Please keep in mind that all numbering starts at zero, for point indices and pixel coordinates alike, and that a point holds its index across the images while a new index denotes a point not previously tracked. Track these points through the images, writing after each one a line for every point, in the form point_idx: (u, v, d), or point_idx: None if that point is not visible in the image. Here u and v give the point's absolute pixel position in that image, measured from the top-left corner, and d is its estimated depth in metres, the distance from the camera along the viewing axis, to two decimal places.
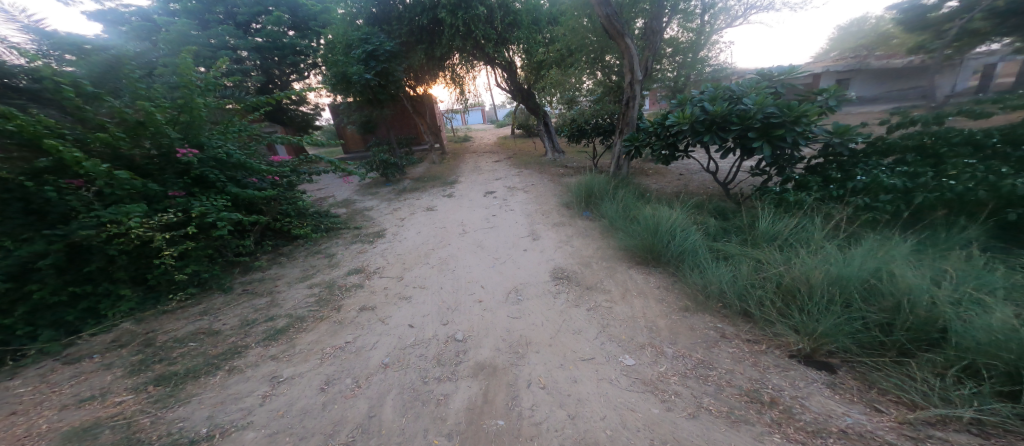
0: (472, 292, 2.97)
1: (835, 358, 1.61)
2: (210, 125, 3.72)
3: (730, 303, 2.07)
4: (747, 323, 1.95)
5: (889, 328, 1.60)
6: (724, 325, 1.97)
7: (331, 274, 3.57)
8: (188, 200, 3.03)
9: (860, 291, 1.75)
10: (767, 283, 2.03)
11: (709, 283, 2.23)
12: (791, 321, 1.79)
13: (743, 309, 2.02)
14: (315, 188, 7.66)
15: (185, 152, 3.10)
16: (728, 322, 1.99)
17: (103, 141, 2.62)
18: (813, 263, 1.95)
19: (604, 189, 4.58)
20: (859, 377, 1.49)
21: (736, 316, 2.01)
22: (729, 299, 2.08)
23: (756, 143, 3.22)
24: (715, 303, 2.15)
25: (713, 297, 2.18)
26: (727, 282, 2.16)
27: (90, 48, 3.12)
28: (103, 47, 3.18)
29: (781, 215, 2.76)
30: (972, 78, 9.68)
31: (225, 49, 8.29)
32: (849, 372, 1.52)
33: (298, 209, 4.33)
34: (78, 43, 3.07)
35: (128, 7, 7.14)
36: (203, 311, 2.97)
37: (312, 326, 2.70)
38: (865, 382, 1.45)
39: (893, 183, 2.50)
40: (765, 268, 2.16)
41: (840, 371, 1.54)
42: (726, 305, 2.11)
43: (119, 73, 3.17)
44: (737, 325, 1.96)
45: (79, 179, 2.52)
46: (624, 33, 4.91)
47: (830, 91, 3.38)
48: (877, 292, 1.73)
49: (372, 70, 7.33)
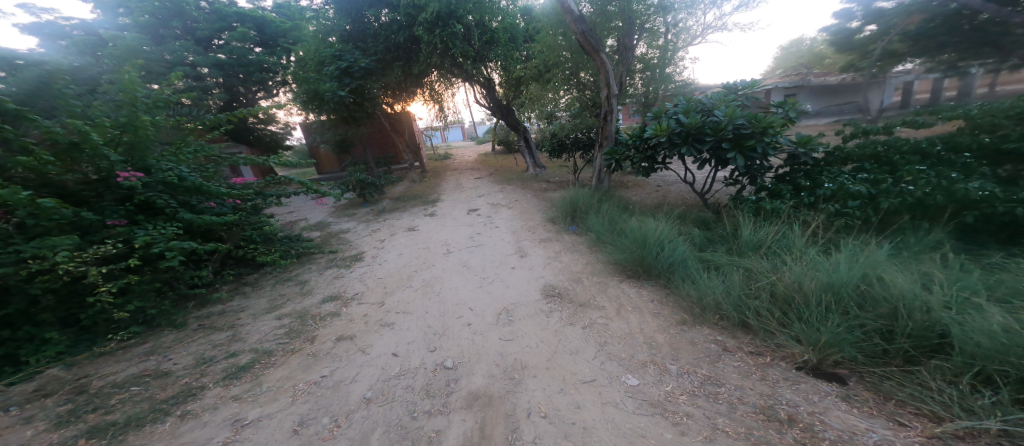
0: (460, 315, 2.82)
1: (842, 368, 1.60)
2: (159, 145, 3.46)
3: (728, 314, 2.05)
4: (748, 335, 1.93)
5: (891, 335, 1.61)
6: (724, 338, 1.95)
7: (303, 303, 3.29)
8: (130, 229, 2.76)
9: (855, 298, 1.77)
10: (761, 293, 2.04)
11: (703, 295, 2.21)
12: (792, 331, 1.79)
13: (741, 321, 2.01)
14: (286, 211, 7.27)
15: (127, 175, 2.83)
16: (728, 335, 1.97)
17: (27, 166, 2.42)
18: (802, 270, 1.99)
19: (588, 202, 4.60)
20: (871, 387, 1.47)
21: (736, 328, 1.99)
22: (726, 311, 2.06)
23: (730, 154, 3.30)
24: (712, 315, 2.13)
25: (709, 309, 2.15)
26: (723, 293, 2.14)
27: (23, 64, 3.00)
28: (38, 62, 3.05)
29: (761, 223, 2.83)
30: (896, 94, 10.78)
31: (182, 65, 7.89)
32: (859, 382, 1.51)
33: (263, 233, 4.03)
34: (11, 58, 2.95)
35: (70, 20, 6.66)
36: (149, 351, 2.65)
37: (282, 360, 2.45)
38: (880, 394, 1.43)
39: (860, 189, 2.63)
40: (758, 278, 2.17)
41: (850, 382, 1.52)
42: (724, 317, 2.09)
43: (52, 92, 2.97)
44: (738, 338, 1.93)
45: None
46: (599, 48, 5.06)
47: (790, 103, 3.56)
48: (872, 298, 1.75)
49: (346, 87, 7.17)
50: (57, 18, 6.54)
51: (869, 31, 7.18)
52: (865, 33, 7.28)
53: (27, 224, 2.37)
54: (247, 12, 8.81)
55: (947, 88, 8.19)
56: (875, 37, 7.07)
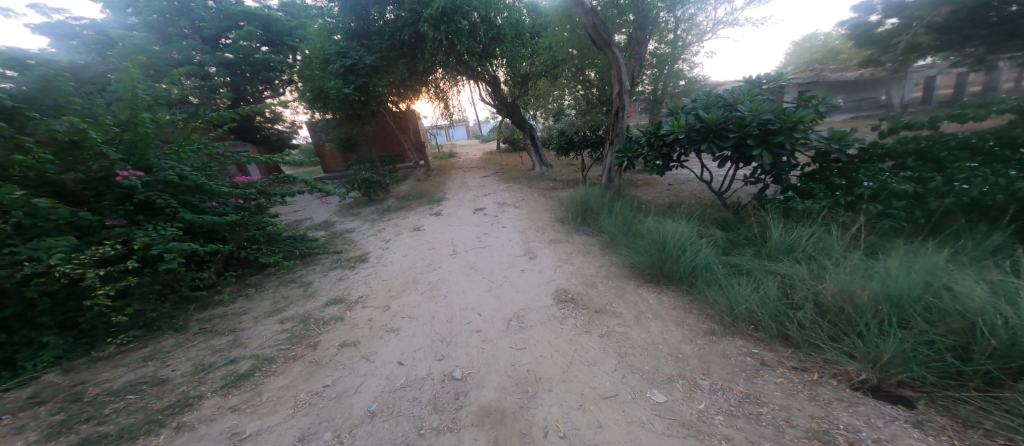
0: (469, 321, 2.68)
1: (907, 390, 1.43)
2: (162, 144, 3.36)
3: (766, 325, 1.90)
4: (789, 348, 1.78)
5: (965, 354, 1.42)
6: (761, 351, 1.80)
7: (306, 306, 3.17)
8: (131, 230, 2.67)
9: (916, 310, 1.59)
10: (801, 303, 1.88)
11: (735, 304, 2.06)
12: (842, 346, 1.63)
13: (781, 333, 1.85)
14: (291, 210, 7.22)
15: (127, 175, 2.74)
16: (765, 347, 1.82)
17: (25, 165, 2.35)
18: (850, 278, 1.81)
19: (599, 202, 4.42)
20: (944, 412, 1.31)
21: (775, 340, 1.84)
22: (763, 322, 1.90)
23: (756, 151, 3.10)
24: (746, 326, 1.97)
25: (742, 319, 2.00)
26: (758, 302, 1.99)
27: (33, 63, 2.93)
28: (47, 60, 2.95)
29: (792, 225, 2.65)
30: (916, 90, 10.32)
31: (189, 64, 7.90)
32: (929, 406, 1.34)
33: (267, 233, 3.92)
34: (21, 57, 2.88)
35: (81, 20, 6.65)
36: (148, 356, 2.53)
37: (284, 367, 2.33)
38: (955, 420, 1.27)
39: (900, 188, 2.45)
40: (796, 285, 2.02)
41: (918, 405, 1.36)
42: (760, 327, 1.93)
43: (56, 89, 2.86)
44: (778, 351, 1.78)
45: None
46: (611, 42, 4.86)
47: (819, 97, 3.30)
48: (937, 311, 1.57)
49: (350, 84, 7.09)
50: (66, 18, 6.52)
51: (891, 24, 6.78)
52: (887, 27, 6.87)
53: (25, 224, 2.29)
54: (253, 11, 8.78)
55: (973, 82, 7.83)
56: (898, 31, 6.63)
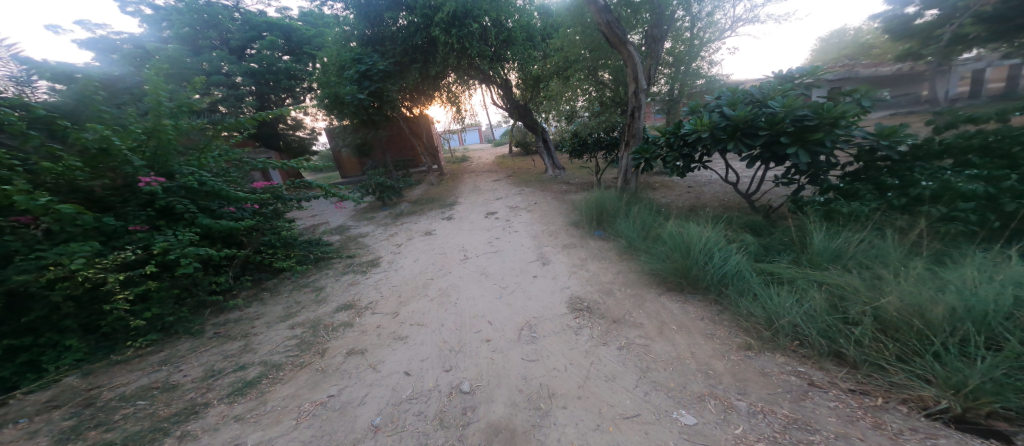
0: (479, 330, 2.56)
1: (998, 421, 1.21)
2: (184, 151, 3.40)
3: (813, 341, 1.70)
4: (843, 369, 1.57)
5: None
6: (809, 370, 1.61)
7: (317, 311, 3.13)
8: (152, 234, 2.65)
9: (1001, 327, 1.37)
10: (853, 317, 1.67)
11: (776, 316, 1.85)
12: (911, 367, 1.41)
13: (833, 350, 1.65)
14: (308, 214, 7.34)
15: (148, 180, 2.73)
16: (813, 366, 1.62)
17: (55, 172, 2.37)
18: (916, 293, 1.59)
19: (616, 205, 4.24)
20: None
21: (825, 358, 1.64)
22: (811, 338, 1.70)
23: (791, 149, 2.86)
24: (788, 342, 1.77)
25: (784, 332, 1.80)
26: (801, 315, 1.79)
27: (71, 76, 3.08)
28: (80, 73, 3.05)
29: (835, 232, 2.42)
30: (960, 84, 9.58)
31: (216, 74, 8.24)
32: None
33: (283, 238, 3.94)
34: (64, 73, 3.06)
35: (120, 35, 7.04)
36: (164, 360, 2.49)
37: (291, 375, 2.27)
38: None
39: (967, 188, 2.19)
40: (845, 297, 1.80)
41: (1018, 442, 1.14)
42: (805, 343, 1.73)
43: (85, 101, 2.94)
44: (829, 371, 1.58)
45: (28, 216, 2.23)
46: (626, 40, 4.68)
47: (861, 91, 3.00)
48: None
49: (365, 90, 7.19)
50: (108, 33, 6.91)
51: (931, 15, 6.35)
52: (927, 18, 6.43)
53: (54, 229, 2.31)
54: (275, 22, 9.15)
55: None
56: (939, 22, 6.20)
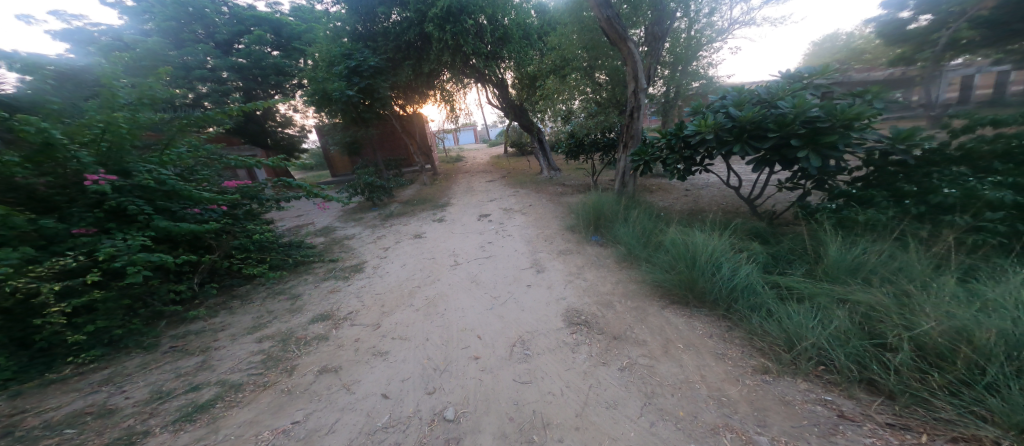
0: (467, 345, 2.33)
1: None
2: (145, 147, 3.09)
3: (842, 366, 1.50)
4: (878, 398, 1.38)
5: None
6: (836, 399, 1.41)
7: (289, 322, 2.88)
8: (97, 238, 2.36)
9: None
10: (887, 340, 1.48)
11: (799, 336, 1.66)
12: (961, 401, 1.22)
13: (864, 377, 1.45)
14: (294, 215, 7.05)
15: (96, 179, 2.40)
16: (841, 394, 1.43)
17: None
18: (962, 315, 1.40)
19: (614, 209, 4.04)
20: None
21: (855, 385, 1.45)
22: (840, 362, 1.50)
23: (801, 152, 2.68)
24: (812, 366, 1.57)
25: (806, 356, 1.60)
26: (826, 336, 1.60)
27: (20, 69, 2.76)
28: (30, 67, 2.74)
29: (853, 243, 2.25)
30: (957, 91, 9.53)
31: (200, 69, 7.92)
32: None
33: (260, 242, 3.67)
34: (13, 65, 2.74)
35: (98, 26, 6.66)
36: (108, 378, 2.22)
37: (252, 397, 2.03)
38: None
39: (996, 196, 2.02)
40: (873, 315, 1.62)
41: None
42: (831, 368, 1.54)
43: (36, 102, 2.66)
44: (861, 400, 1.39)
45: None
46: (626, 37, 4.48)
47: (874, 92, 2.84)
48: None
49: (355, 86, 6.93)
50: (85, 24, 6.52)
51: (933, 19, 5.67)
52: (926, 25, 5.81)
53: None
54: (263, 16, 8.83)
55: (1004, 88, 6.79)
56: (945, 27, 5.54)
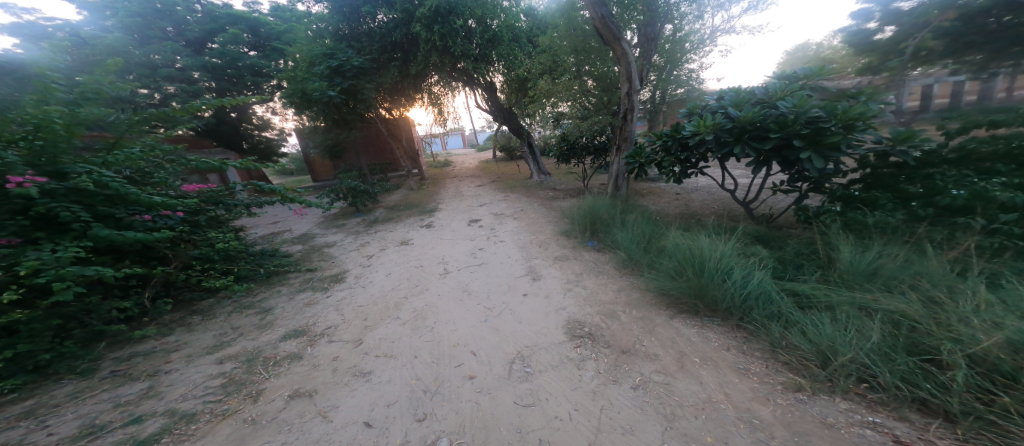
0: (460, 363, 2.11)
1: None
2: (87, 147, 2.76)
3: (888, 385, 1.37)
4: (934, 420, 1.25)
5: None
6: (888, 421, 1.27)
7: (257, 340, 2.58)
8: (21, 250, 2.05)
9: None
10: (937, 355, 1.36)
11: (835, 351, 1.52)
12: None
13: (915, 396, 1.32)
14: (271, 221, 6.65)
15: (19, 181, 2.08)
16: (890, 415, 1.30)
17: None
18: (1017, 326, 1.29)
19: (610, 213, 3.91)
20: None
21: (905, 405, 1.32)
22: (887, 380, 1.37)
23: (803, 154, 2.61)
24: (854, 384, 1.44)
25: (845, 372, 1.47)
26: (866, 350, 1.47)
27: None
28: None
29: (866, 247, 2.16)
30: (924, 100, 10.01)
31: (169, 68, 7.46)
32: None
33: (227, 250, 3.36)
34: None
35: (53, 21, 6.16)
36: (29, 411, 1.88)
37: (206, 429, 1.74)
38: None
39: (1008, 197, 1.98)
40: (913, 327, 1.50)
41: None
42: (875, 386, 1.41)
43: None
44: (914, 422, 1.26)
45: None
46: (621, 37, 4.43)
47: (868, 94, 2.81)
48: None
49: (337, 87, 6.64)
50: (38, 19, 6.02)
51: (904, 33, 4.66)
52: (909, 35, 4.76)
53: None
54: (240, 14, 8.44)
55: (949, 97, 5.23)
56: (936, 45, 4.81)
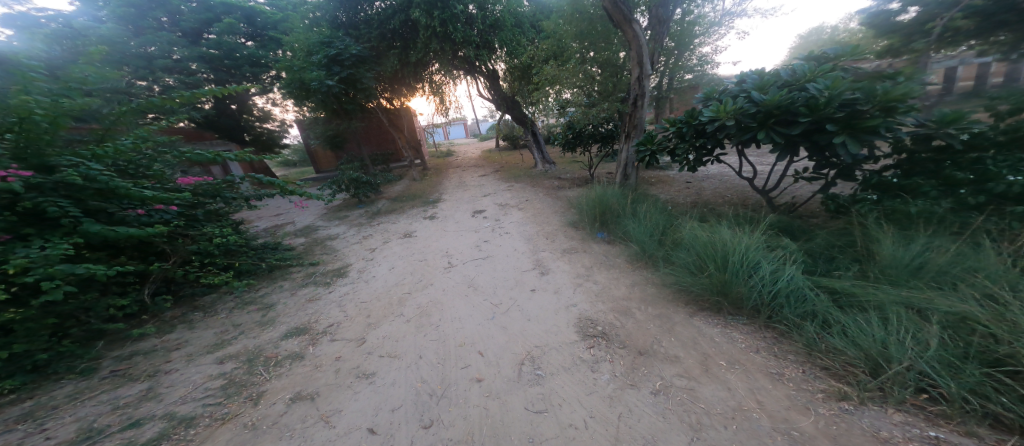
0: (467, 364, 2.00)
1: None
2: (76, 139, 2.63)
3: (953, 396, 1.23)
4: (1009, 437, 1.12)
5: None
6: (955, 438, 1.14)
7: (258, 338, 2.50)
8: (11, 246, 1.96)
9: None
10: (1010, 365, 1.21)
11: (888, 357, 1.38)
12: None
13: (985, 411, 1.19)
14: (273, 214, 6.56)
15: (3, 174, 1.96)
16: (956, 431, 1.16)
17: None
18: None
19: (620, 204, 3.73)
20: None
21: (972, 420, 1.18)
22: (952, 392, 1.23)
23: (837, 138, 2.41)
24: (912, 394, 1.30)
25: (900, 381, 1.33)
26: (926, 358, 1.33)
27: None
28: None
29: (907, 241, 1.99)
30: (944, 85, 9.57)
31: (165, 59, 7.29)
32: None
33: (227, 245, 3.26)
34: None
35: (45, 11, 6.01)
36: (26, 413, 1.81)
37: (205, 435, 1.66)
38: None
39: None
40: (978, 332, 1.35)
41: None
42: (936, 396, 1.27)
43: None
44: (986, 440, 1.13)
45: None
46: (631, 18, 4.18)
47: (906, 73, 2.58)
48: None
49: (335, 76, 6.42)
50: (30, 10, 5.87)
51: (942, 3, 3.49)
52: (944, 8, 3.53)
53: None
54: (235, 2, 8.20)
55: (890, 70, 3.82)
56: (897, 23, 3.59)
